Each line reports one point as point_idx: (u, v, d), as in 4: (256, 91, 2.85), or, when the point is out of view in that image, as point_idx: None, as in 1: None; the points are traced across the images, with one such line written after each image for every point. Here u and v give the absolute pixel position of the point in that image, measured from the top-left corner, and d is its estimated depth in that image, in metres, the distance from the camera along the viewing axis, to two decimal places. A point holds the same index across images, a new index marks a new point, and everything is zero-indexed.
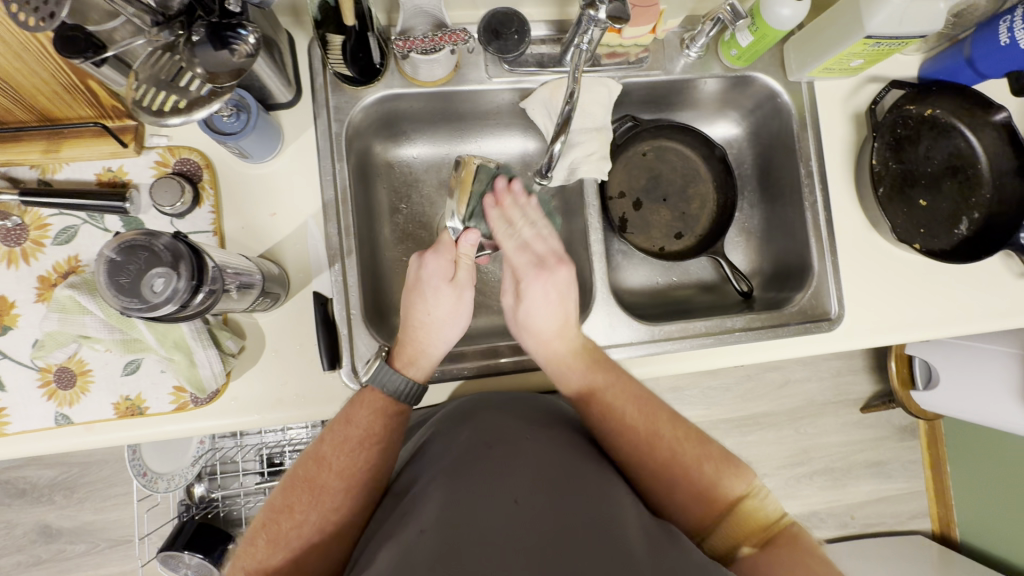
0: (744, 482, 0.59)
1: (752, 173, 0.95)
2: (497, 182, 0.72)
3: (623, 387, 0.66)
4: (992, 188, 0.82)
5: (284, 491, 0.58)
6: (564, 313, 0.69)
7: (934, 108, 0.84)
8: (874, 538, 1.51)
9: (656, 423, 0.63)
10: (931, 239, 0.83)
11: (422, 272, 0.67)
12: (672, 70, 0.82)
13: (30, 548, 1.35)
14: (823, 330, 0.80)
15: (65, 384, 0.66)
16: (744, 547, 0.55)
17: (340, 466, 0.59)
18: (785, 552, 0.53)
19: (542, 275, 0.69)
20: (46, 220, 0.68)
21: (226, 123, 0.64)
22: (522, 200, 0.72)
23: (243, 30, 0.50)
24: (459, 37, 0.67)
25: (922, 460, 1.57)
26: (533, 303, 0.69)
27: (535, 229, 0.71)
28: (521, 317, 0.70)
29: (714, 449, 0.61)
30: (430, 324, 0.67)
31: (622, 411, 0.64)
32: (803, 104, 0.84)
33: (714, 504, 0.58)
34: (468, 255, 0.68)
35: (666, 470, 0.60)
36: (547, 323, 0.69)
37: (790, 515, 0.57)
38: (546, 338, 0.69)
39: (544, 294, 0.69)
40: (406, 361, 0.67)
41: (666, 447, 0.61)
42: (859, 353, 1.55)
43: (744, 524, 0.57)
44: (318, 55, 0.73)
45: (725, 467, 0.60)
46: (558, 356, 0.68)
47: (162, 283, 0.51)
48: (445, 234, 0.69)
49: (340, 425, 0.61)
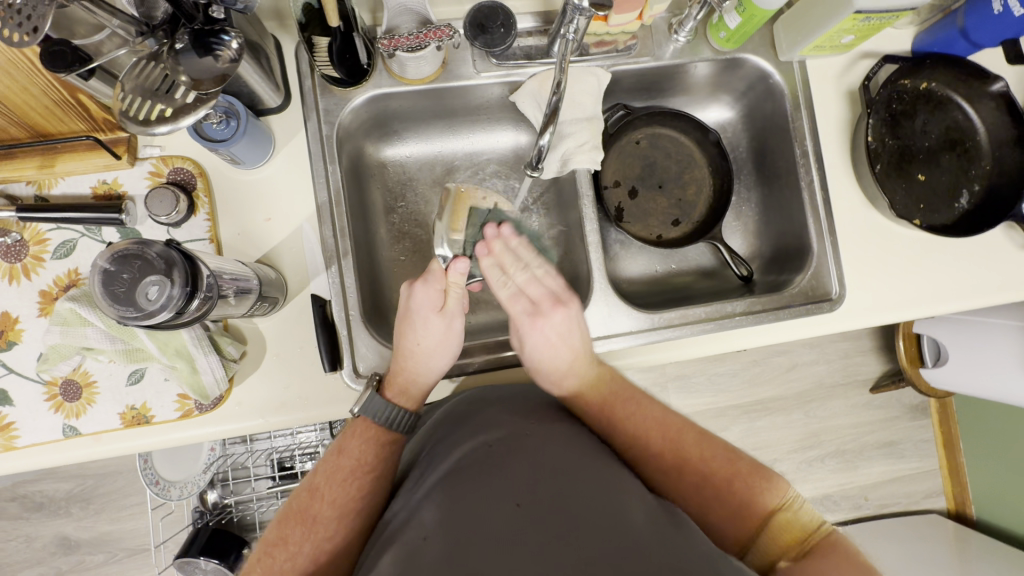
0: (777, 495, 0.57)
1: (747, 156, 0.94)
2: (488, 230, 0.73)
3: (646, 411, 0.66)
4: (992, 159, 0.81)
5: (278, 524, 0.59)
6: (568, 352, 0.69)
7: (929, 81, 0.83)
8: (888, 519, 1.50)
9: (683, 443, 0.63)
10: (930, 214, 0.82)
11: (412, 301, 0.67)
12: (661, 56, 0.82)
13: (51, 560, 1.37)
14: (825, 312, 0.79)
15: (72, 397, 0.67)
16: (781, 561, 0.53)
17: (333, 494, 0.60)
18: (822, 559, 0.50)
19: (537, 322, 0.69)
20: (45, 235, 0.69)
21: (216, 129, 0.64)
22: (513, 244, 0.73)
23: (226, 36, 0.51)
24: (444, 33, 0.67)
25: (934, 438, 1.56)
26: (535, 350, 0.70)
27: (527, 274, 0.72)
28: (529, 364, 0.71)
29: (745, 464, 0.60)
30: (420, 353, 0.67)
31: (645, 435, 0.64)
32: (796, 84, 0.83)
33: (748, 519, 0.56)
34: (457, 283, 0.68)
35: (697, 488, 0.59)
36: (553, 363, 0.69)
37: (828, 524, 0.54)
38: (555, 377, 0.69)
39: (544, 339, 0.69)
40: (398, 390, 0.67)
41: (697, 466, 0.61)
42: (867, 334, 1.54)
43: (780, 537, 0.54)
44: (305, 58, 0.73)
45: (758, 479, 0.58)
46: (570, 395, 0.69)
47: (157, 291, 0.51)
48: (434, 262, 0.68)
49: (333, 455, 0.62)
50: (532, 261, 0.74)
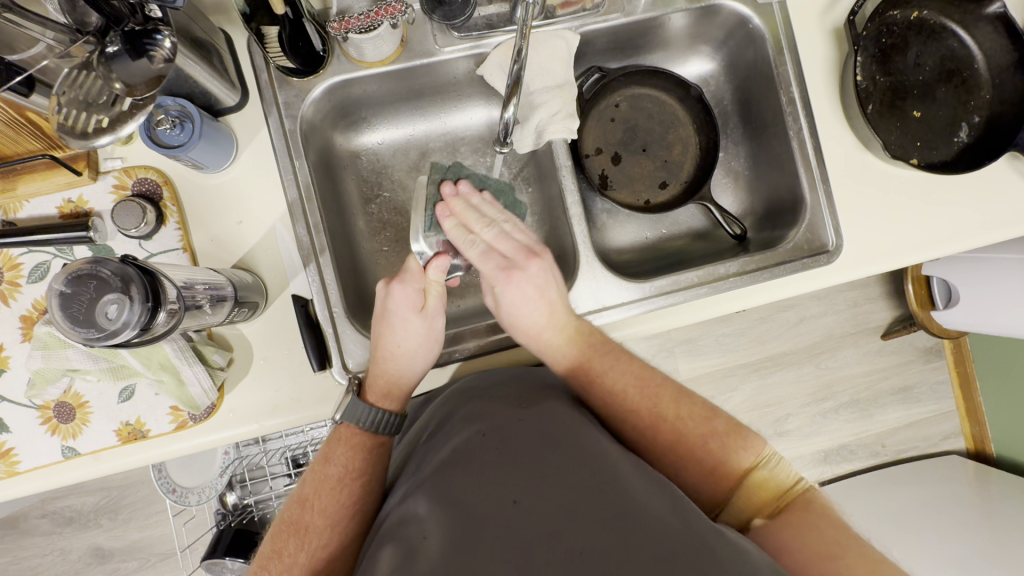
0: (752, 454, 0.56)
1: (733, 109, 0.91)
2: (444, 189, 0.66)
3: (621, 366, 0.65)
4: (992, 88, 0.77)
5: (272, 538, 0.59)
6: (546, 305, 0.66)
7: (920, 10, 0.78)
8: (907, 464, 1.49)
9: (659, 401, 0.61)
10: (929, 152, 0.78)
11: (389, 302, 0.65)
12: (633, 11, 0.77)
13: (88, 570, 1.41)
14: (823, 264, 0.76)
15: (66, 418, 0.67)
16: (757, 518, 0.53)
17: (323, 504, 0.59)
18: (801, 517, 0.51)
19: (514, 276, 0.65)
20: (18, 259, 0.68)
21: (171, 135, 0.62)
22: (473, 201, 0.67)
23: (159, 34, 0.49)
24: (397, 9, 0.63)
25: (949, 380, 1.54)
26: (513, 306, 0.66)
27: (495, 230, 0.66)
28: (508, 318, 0.68)
29: (723, 421, 0.59)
30: (401, 356, 0.66)
31: (622, 391, 0.63)
32: (777, 27, 0.78)
33: (722, 479, 0.56)
34: (437, 281, 0.65)
35: (673, 448, 0.59)
36: (532, 319, 0.66)
37: (804, 480, 0.54)
38: (535, 332, 0.67)
39: (521, 293, 0.65)
40: (380, 395, 0.66)
41: (671, 425, 0.60)
42: (875, 281, 1.50)
43: (755, 495, 0.55)
44: (259, 52, 0.70)
45: (732, 440, 0.57)
46: (550, 347, 0.67)
47: (117, 309, 0.51)
48: (412, 259, 0.66)
49: (319, 465, 0.62)
50: (497, 216, 0.67)
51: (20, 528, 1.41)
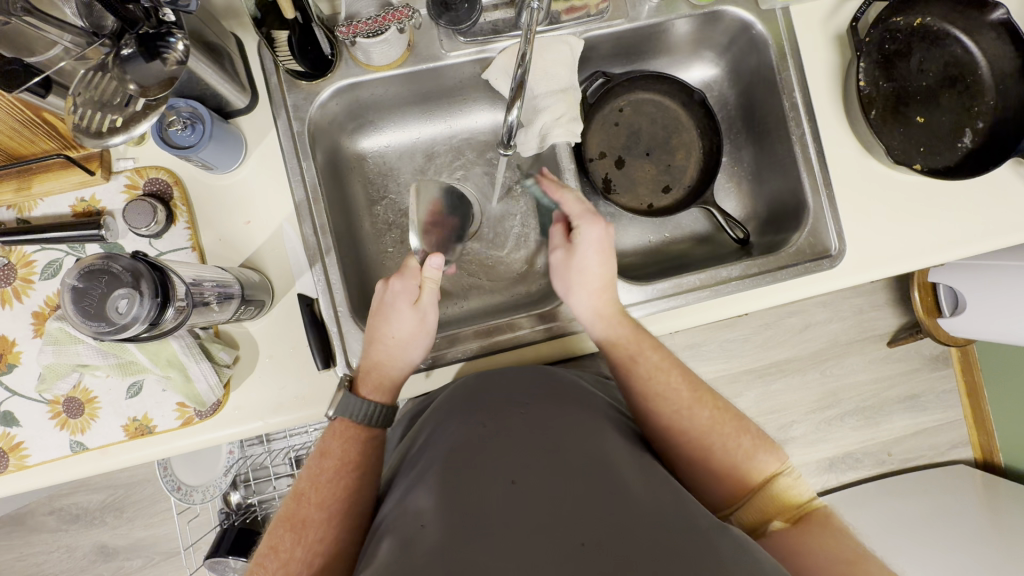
0: (777, 462, 0.57)
1: (737, 114, 0.91)
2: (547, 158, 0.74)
3: (666, 355, 0.65)
4: (996, 94, 0.77)
5: (268, 534, 0.58)
6: (612, 266, 0.69)
7: (923, 16, 0.79)
8: (913, 473, 1.47)
9: (698, 393, 0.62)
10: (932, 157, 0.78)
11: (386, 295, 0.66)
12: (636, 17, 0.78)
13: (92, 567, 1.42)
14: (824, 269, 0.76)
15: (74, 413, 0.68)
16: (775, 520, 0.53)
17: (319, 497, 0.59)
18: (817, 530, 0.51)
19: (599, 222, 0.69)
20: (31, 257, 0.70)
21: (182, 136, 0.63)
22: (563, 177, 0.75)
23: (173, 38, 0.51)
24: (404, 14, 0.65)
25: (957, 389, 1.52)
26: (586, 251, 0.68)
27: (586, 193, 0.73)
28: (574, 269, 0.69)
29: (750, 427, 0.60)
30: (393, 347, 0.66)
31: (665, 374, 0.63)
32: (780, 33, 0.78)
33: (745, 479, 0.56)
34: (434, 278, 0.67)
35: (702, 442, 0.58)
36: (601, 273, 0.68)
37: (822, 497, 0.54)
38: (598, 288, 0.68)
39: (598, 242, 0.69)
40: (373, 386, 0.66)
41: (705, 417, 0.60)
42: (881, 288, 1.50)
43: (775, 500, 0.55)
44: (269, 56, 0.71)
45: (759, 445, 0.58)
46: (607, 308, 0.67)
47: (127, 304, 0.53)
48: (410, 258, 0.68)
49: (315, 459, 0.62)
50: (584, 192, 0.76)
51: (27, 525, 1.43)
